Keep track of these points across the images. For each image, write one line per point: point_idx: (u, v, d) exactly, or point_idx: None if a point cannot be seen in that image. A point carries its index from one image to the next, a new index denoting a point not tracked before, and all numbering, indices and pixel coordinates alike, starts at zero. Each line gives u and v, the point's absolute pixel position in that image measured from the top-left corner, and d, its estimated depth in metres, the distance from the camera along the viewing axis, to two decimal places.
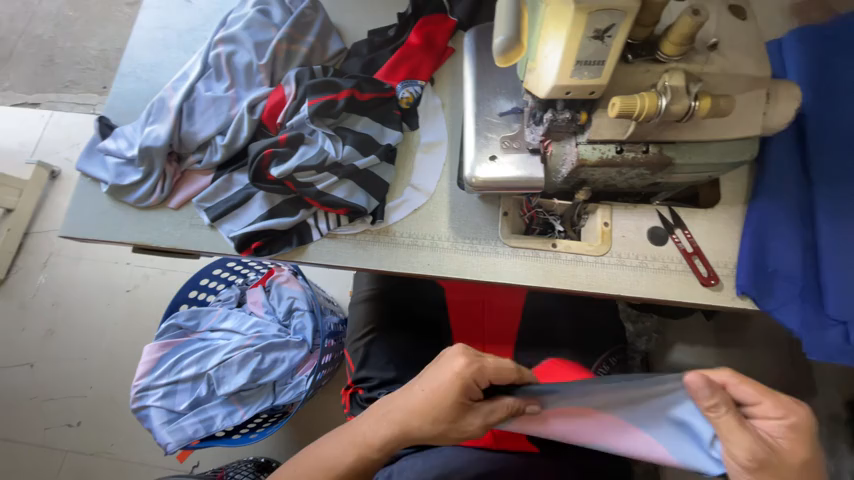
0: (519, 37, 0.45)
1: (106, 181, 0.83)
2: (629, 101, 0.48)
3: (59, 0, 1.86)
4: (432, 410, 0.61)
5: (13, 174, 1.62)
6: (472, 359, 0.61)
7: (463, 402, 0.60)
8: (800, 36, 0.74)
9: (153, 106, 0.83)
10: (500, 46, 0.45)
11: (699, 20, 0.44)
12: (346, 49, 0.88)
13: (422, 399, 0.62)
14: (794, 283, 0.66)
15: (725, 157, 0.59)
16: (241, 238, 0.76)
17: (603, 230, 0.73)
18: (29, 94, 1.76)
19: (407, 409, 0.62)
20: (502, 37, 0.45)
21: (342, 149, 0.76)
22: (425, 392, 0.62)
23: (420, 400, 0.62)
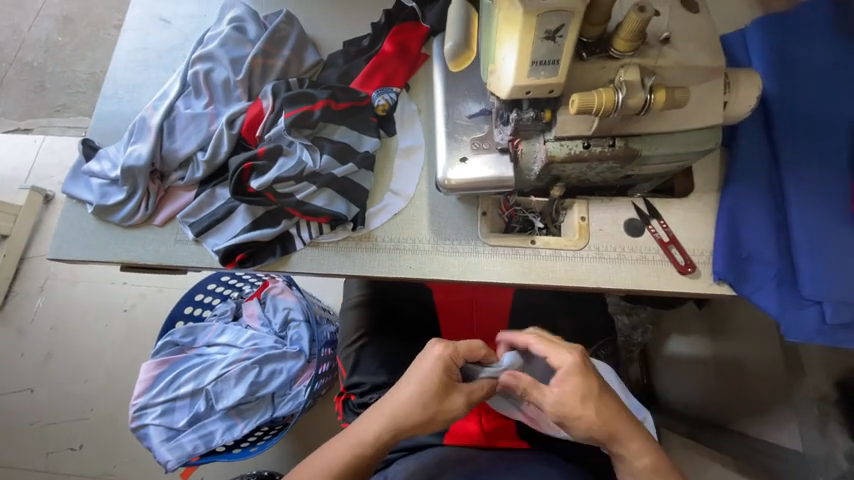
0: (468, 43, 0.51)
1: (92, 202, 0.84)
2: (586, 98, 0.49)
3: (47, 27, 1.89)
4: (421, 399, 0.64)
5: (7, 200, 1.63)
6: (449, 344, 0.67)
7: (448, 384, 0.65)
8: (762, 25, 0.76)
9: (134, 127, 0.85)
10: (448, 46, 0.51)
11: (645, 17, 0.46)
12: (321, 61, 0.90)
13: (410, 389, 0.65)
14: (769, 267, 0.68)
15: (690, 147, 0.60)
16: (225, 251, 0.77)
17: (581, 225, 0.74)
18: (21, 121, 1.78)
19: (397, 403, 0.65)
20: (453, 44, 0.51)
21: (319, 159, 0.77)
22: (412, 384, 0.65)
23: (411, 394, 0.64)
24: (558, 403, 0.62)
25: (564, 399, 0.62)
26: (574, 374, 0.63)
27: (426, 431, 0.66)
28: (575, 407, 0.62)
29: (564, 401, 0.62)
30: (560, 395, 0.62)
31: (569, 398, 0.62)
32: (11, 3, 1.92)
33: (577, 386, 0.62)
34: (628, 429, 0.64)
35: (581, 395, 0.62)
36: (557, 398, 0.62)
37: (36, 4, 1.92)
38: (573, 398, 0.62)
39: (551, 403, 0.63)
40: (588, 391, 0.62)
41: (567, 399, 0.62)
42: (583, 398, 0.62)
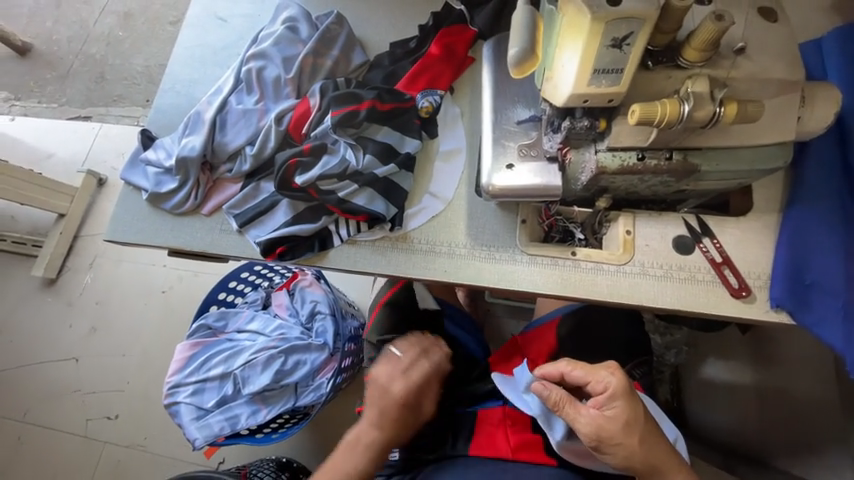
0: (533, 50, 0.47)
1: (147, 189, 0.89)
2: (649, 109, 0.47)
3: (110, 22, 2.03)
4: (389, 411, 0.72)
5: (66, 181, 1.76)
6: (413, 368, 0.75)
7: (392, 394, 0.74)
8: (841, 34, 0.70)
9: (189, 120, 0.89)
10: (515, 55, 0.46)
11: (723, 26, 0.43)
12: (368, 61, 0.91)
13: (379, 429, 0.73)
14: (836, 297, 0.63)
15: (756, 164, 0.57)
16: (267, 243, 0.80)
17: (625, 239, 0.71)
18: (82, 108, 1.91)
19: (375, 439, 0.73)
20: (516, 49, 0.47)
21: (362, 159, 0.78)
22: (384, 419, 0.73)
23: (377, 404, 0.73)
24: (595, 426, 0.63)
25: (601, 421, 0.63)
26: (613, 396, 0.64)
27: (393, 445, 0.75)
28: (614, 431, 0.63)
29: (600, 423, 0.63)
30: (596, 417, 0.64)
31: (606, 420, 0.63)
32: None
33: (620, 410, 0.63)
34: (666, 454, 0.64)
35: (619, 418, 0.63)
36: (594, 420, 0.63)
37: (102, 1, 2.06)
38: (611, 422, 0.63)
39: (588, 425, 0.63)
40: (625, 413, 0.63)
41: (605, 422, 0.63)
42: (623, 422, 0.63)
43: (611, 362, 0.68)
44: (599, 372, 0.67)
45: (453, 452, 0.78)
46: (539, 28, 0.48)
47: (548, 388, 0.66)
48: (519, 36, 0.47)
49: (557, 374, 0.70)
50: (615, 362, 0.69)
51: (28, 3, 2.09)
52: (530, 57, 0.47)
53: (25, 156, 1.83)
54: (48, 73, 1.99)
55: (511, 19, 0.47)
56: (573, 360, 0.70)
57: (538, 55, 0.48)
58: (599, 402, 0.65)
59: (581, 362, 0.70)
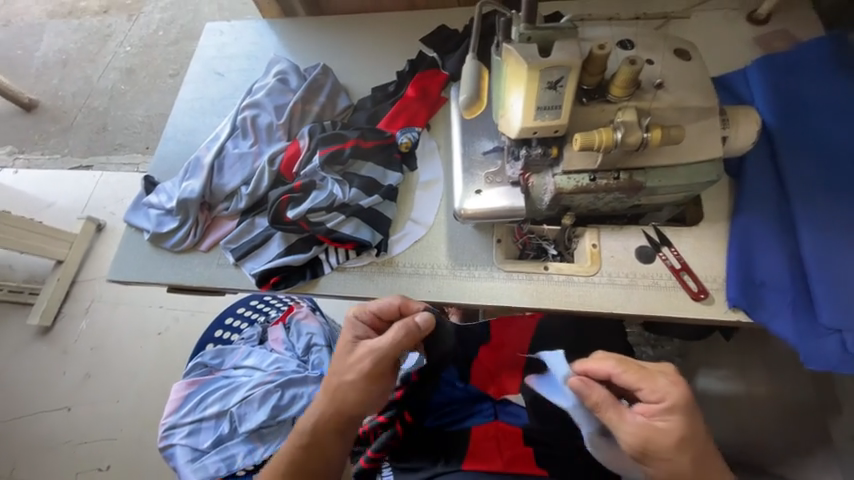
0: (479, 95, 0.57)
1: (148, 230, 0.96)
2: (588, 137, 0.55)
3: (114, 78, 2.18)
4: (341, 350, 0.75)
5: (66, 228, 1.82)
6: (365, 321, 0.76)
7: (355, 339, 0.74)
8: (758, 65, 0.81)
9: (189, 165, 0.97)
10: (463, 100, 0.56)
11: (636, 69, 0.53)
12: (351, 105, 1.01)
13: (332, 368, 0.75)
14: (784, 294, 0.68)
15: (694, 178, 0.64)
16: (262, 274, 0.85)
17: (593, 252, 0.78)
18: (84, 158, 2.02)
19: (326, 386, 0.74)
20: (465, 96, 0.57)
21: (348, 192, 0.86)
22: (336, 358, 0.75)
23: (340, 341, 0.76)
24: (642, 435, 0.62)
25: (650, 432, 0.62)
26: (669, 408, 0.62)
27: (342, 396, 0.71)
28: (663, 443, 0.62)
29: (648, 434, 0.62)
30: (645, 428, 0.62)
31: (656, 432, 0.62)
32: (86, 59, 2.23)
33: (677, 426, 0.62)
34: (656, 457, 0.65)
35: (673, 433, 0.62)
36: (641, 429, 0.62)
37: (106, 59, 2.22)
38: (660, 436, 0.62)
39: (634, 433, 0.62)
40: (679, 430, 0.62)
41: (652, 434, 0.62)
42: (675, 438, 0.62)
43: (668, 369, 0.66)
44: (657, 381, 0.64)
45: (443, 469, 0.79)
46: (485, 79, 0.57)
47: (591, 387, 0.65)
48: (467, 85, 0.56)
49: (604, 374, 0.68)
50: (673, 368, 0.67)
51: (35, 64, 2.25)
52: (475, 101, 0.56)
53: (27, 206, 1.90)
54: (52, 127, 2.11)
55: (462, 70, 0.58)
56: (624, 361, 0.67)
57: (483, 101, 0.58)
58: (650, 411, 0.63)
59: (633, 365, 0.67)
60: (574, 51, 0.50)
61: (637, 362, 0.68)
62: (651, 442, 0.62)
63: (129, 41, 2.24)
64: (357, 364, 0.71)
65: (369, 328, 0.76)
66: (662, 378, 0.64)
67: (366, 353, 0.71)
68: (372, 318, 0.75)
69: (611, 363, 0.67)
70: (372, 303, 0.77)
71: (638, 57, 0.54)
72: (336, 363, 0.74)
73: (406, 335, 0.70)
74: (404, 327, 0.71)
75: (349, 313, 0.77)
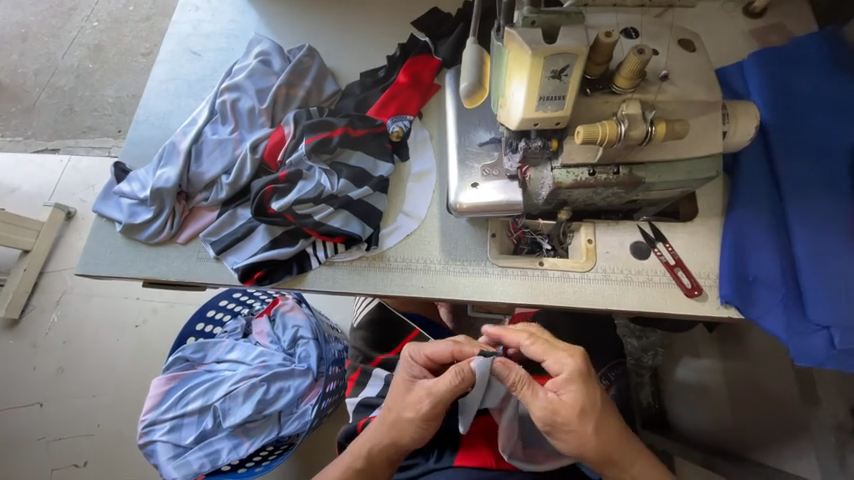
0: (481, 83, 0.53)
1: (121, 221, 0.89)
2: (591, 130, 0.53)
3: (80, 55, 2.03)
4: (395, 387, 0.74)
5: (31, 216, 1.70)
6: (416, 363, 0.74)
7: (411, 378, 0.73)
8: (756, 59, 0.80)
9: (164, 151, 0.90)
10: (465, 85, 0.53)
11: (645, 58, 0.50)
12: (339, 90, 0.95)
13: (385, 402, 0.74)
14: (775, 291, 0.69)
15: (693, 174, 0.63)
16: (244, 269, 0.81)
17: (588, 247, 0.77)
18: (49, 141, 1.88)
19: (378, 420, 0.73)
20: (465, 84, 0.53)
21: (337, 183, 0.82)
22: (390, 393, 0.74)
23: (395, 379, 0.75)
24: (551, 408, 0.63)
25: (557, 404, 0.63)
26: (569, 379, 0.63)
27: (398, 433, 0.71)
28: (569, 415, 0.63)
29: (555, 408, 0.63)
30: (552, 401, 0.63)
31: (562, 405, 0.63)
32: (48, 33, 2.07)
33: (578, 396, 0.63)
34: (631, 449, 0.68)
35: (574, 404, 0.63)
36: (549, 404, 0.63)
37: (71, 34, 2.06)
38: (566, 407, 0.63)
39: (543, 407, 0.63)
40: (582, 399, 0.63)
41: (560, 405, 0.63)
42: (577, 407, 0.63)
43: (575, 347, 0.67)
44: (560, 355, 0.65)
45: (438, 465, 0.74)
46: (486, 65, 0.54)
47: (509, 367, 0.64)
48: (470, 70, 0.53)
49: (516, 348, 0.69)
50: (580, 348, 0.67)
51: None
52: (479, 87, 0.53)
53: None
54: (12, 106, 1.95)
55: (462, 55, 0.54)
56: (535, 336, 0.68)
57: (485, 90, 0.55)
58: (556, 385, 0.64)
59: (542, 338, 0.68)
60: (581, 38, 0.47)
61: (549, 337, 0.69)
62: (556, 416, 0.63)
63: (96, 15, 2.08)
64: (415, 404, 0.69)
65: (425, 368, 0.73)
66: (565, 355, 0.65)
67: (422, 393, 0.69)
68: (428, 360, 0.73)
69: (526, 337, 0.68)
70: (428, 344, 0.74)
71: (645, 46, 0.52)
72: (390, 398, 0.74)
73: (462, 381, 0.65)
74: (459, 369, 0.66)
75: (404, 352, 0.75)
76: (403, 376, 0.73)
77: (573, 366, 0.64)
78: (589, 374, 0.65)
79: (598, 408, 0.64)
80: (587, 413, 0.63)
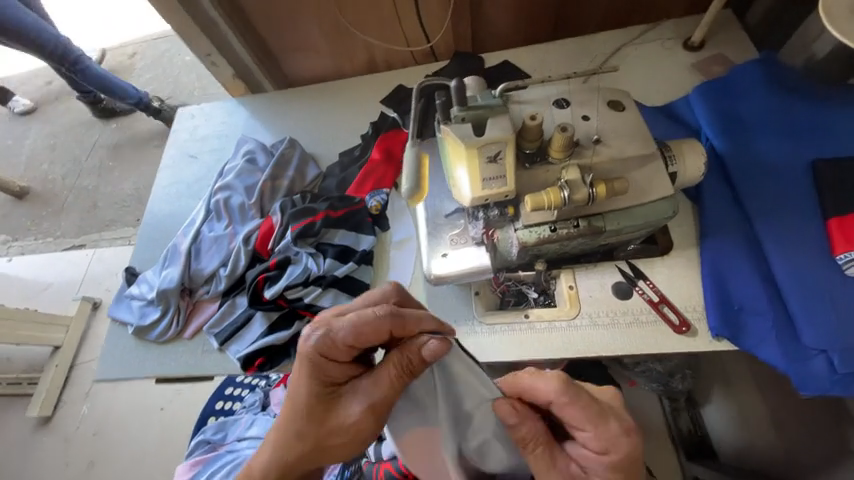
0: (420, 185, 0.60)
1: (132, 323, 0.97)
2: (537, 199, 0.57)
3: (101, 155, 2.24)
4: (314, 376, 0.59)
5: (61, 311, 1.81)
6: (337, 345, 0.58)
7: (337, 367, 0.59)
8: (701, 91, 0.84)
9: (168, 253, 0.98)
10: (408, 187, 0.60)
11: (569, 135, 0.55)
12: (321, 173, 1.04)
13: (301, 391, 0.60)
14: (763, 317, 0.68)
15: (650, 217, 0.65)
16: (245, 357, 0.85)
17: (570, 294, 0.78)
18: (76, 238, 2.05)
19: (300, 419, 0.60)
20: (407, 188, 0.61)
21: (322, 264, 0.85)
22: (308, 384, 0.60)
23: (309, 377, 0.59)
24: None
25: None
26: (611, 464, 0.54)
27: (335, 431, 0.60)
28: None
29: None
30: (573, 477, 0.57)
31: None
32: (74, 141, 2.30)
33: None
34: None
35: None
36: (567, 477, 0.57)
37: (93, 138, 2.29)
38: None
39: (559, 475, 0.57)
40: (606, 477, 0.56)
41: None
42: None
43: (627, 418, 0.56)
44: (607, 432, 0.54)
45: None
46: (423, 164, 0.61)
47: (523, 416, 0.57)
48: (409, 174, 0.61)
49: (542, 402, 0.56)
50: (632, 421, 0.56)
51: (25, 153, 2.32)
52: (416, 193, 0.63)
53: (23, 293, 1.91)
54: (43, 211, 2.15)
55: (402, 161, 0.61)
56: (569, 383, 0.55)
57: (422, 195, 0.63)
58: (588, 458, 0.56)
59: (585, 402, 0.54)
60: (507, 127, 0.52)
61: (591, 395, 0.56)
62: None
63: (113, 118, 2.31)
64: (359, 395, 0.59)
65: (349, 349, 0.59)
66: (616, 436, 0.54)
67: (367, 390, 0.59)
68: (355, 342, 0.58)
69: (557, 379, 0.55)
70: (347, 327, 0.57)
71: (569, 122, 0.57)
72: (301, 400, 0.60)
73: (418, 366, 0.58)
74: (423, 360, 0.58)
75: (319, 343, 0.58)
76: (325, 364, 0.59)
77: (620, 456, 0.54)
78: (635, 457, 0.55)
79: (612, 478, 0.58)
80: None
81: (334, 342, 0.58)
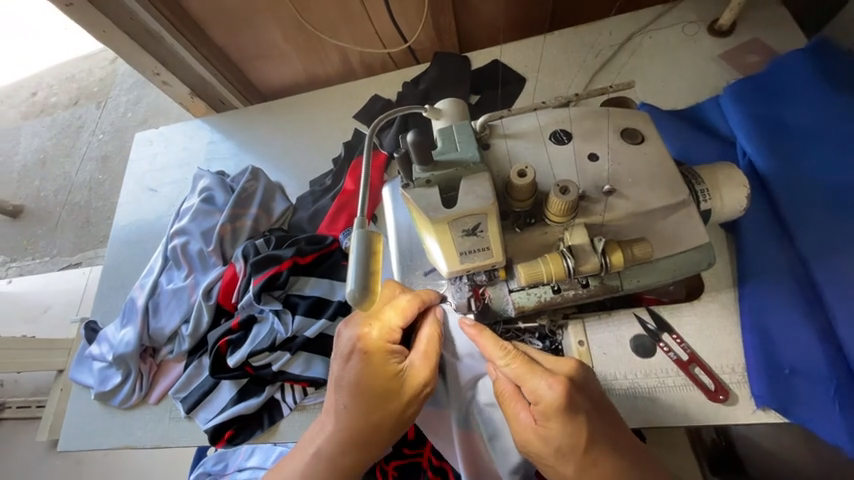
0: (372, 286, 0.39)
1: (93, 387, 0.87)
2: (533, 270, 0.44)
3: (90, 167, 1.94)
4: (356, 382, 0.53)
5: (56, 336, 1.53)
6: (370, 344, 0.54)
7: (375, 365, 0.54)
8: (735, 92, 0.68)
9: (125, 309, 0.88)
10: (358, 293, 0.37)
11: (571, 199, 0.42)
12: (291, 205, 0.92)
13: (343, 402, 0.54)
14: (822, 384, 0.55)
15: (678, 273, 0.50)
16: (213, 430, 0.74)
17: (579, 352, 0.64)
18: (73, 256, 1.81)
19: (347, 433, 0.54)
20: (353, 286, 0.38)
21: (291, 323, 0.75)
22: (348, 394, 0.54)
23: (348, 381, 0.54)
24: (524, 436, 0.52)
25: (530, 434, 0.51)
26: (547, 413, 0.49)
27: (388, 431, 0.54)
28: (545, 448, 0.50)
29: (529, 438, 0.51)
30: (527, 430, 0.51)
31: (537, 436, 0.51)
32: (61, 153, 1.98)
33: (554, 428, 0.49)
34: None
35: (551, 440, 0.50)
36: (523, 432, 0.52)
37: (81, 150, 1.97)
38: (543, 440, 0.50)
39: (518, 432, 0.52)
40: (562, 438, 0.49)
41: (533, 438, 0.51)
42: (553, 444, 0.50)
43: (568, 365, 0.51)
44: (540, 385, 0.49)
45: None
46: (379, 253, 0.40)
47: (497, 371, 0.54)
48: (356, 272, 0.38)
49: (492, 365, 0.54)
50: (574, 362, 0.51)
51: None
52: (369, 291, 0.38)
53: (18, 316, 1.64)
54: (38, 229, 1.87)
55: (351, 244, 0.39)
56: (514, 353, 0.52)
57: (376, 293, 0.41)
58: (533, 412, 0.51)
59: (525, 358, 0.51)
60: (488, 193, 0.41)
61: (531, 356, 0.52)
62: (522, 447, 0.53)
63: (100, 128, 1.99)
64: (406, 387, 0.54)
65: (380, 344, 0.55)
66: (547, 389, 0.49)
67: (415, 381, 0.54)
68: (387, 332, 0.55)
69: (505, 347, 0.52)
70: (378, 318, 0.55)
71: (570, 176, 0.44)
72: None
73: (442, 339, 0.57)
74: (427, 351, 0.56)
75: (355, 343, 0.54)
76: (361, 366, 0.53)
77: (554, 399, 0.48)
78: (579, 405, 0.48)
79: (588, 459, 0.50)
80: (565, 455, 0.50)
81: (365, 341, 0.54)
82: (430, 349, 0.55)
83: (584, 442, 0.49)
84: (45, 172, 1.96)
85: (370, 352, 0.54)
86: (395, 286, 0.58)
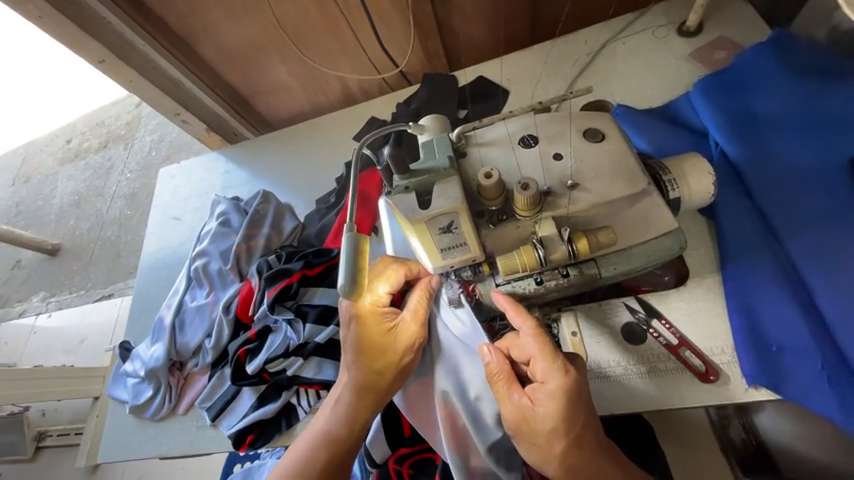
0: (360, 280, 0.45)
1: (128, 402, 0.94)
2: (509, 262, 0.49)
3: (119, 204, 2.10)
4: (357, 339, 0.62)
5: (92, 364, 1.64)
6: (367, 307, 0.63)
7: (373, 323, 0.63)
8: (703, 87, 0.72)
9: (155, 327, 0.96)
10: (348, 286, 0.43)
11: (531, 193, 0.48)
12: (299, 223, 0.99)
13: (349, 358, 0.62)
14: (810, 359, 0.56)
15: (653, 258, 0.54)
16: (236, 435, 0.80)
17: (573, 343, 0.66)
18: (105, 288, 1.92)
19: (354, 383, 0.62)
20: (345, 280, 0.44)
21: (302, 330, 0.80)
22: (352, 349, 0.62)
23: (350, 339, 0.62)
24: (517, 415, 0.54)
25: (527, 413, 0.54)
26: (550, 394, 0.52)
27: (390, 378, 0.62)
28: (539, 429, 0.53)
29: (522, 418, 0.54)
30: (522, 409, 0.54)
31: (533, 416, 0.53)
32: (93, 194, 2.15)
33: (552, 410, 0.52)
34: None
35: (545, 420, 0.52)
36: (518, 411, 0.54)
37: (110, 189, 2.14)
38: (536, 419, 0.53)
39: (509, 410, 0.55)
40: (556, 420, 0.52)
41: (527, 416, 0.54)
42: (548, 425, 0.52)
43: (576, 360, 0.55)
44: (553, 367, 0.52)
45: None
46: (366, 250, 0.46)
47: (492, 354, 0.57)
48: (345, 270, 0.44)
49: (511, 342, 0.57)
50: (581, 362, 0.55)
51: (21, 212, 2.20)
52: (357, 284, 0.44)
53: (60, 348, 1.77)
54: (74, 265, 2.02)
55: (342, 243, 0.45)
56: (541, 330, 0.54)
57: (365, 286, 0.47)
58: (535, 392, 0.54)
59: (546, 339, 0.54)
60: (457, 194, 0.47)
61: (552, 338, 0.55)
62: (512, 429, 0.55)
63: (127, 168, 2.15)
64: (402, 340, 0.63)
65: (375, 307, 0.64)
66: (556, 373, 0.52)
67: (408, 334, 0.63)
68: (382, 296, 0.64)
69: (531, 325, 0.54)
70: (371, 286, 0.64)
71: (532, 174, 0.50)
72: (335, 430, 0.62)
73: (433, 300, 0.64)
74: (419, 309, 0.63)
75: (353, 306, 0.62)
76: (360, 326, 0.62)
77: (558, 382, 0.52)
78: (580, 391, 0.52)
79: (575, 444, 0.52)
80: (553, 438, 0.52)
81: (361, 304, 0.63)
82: (421, 307, 0.63)
83: (575, 428, 0.52)
84: (79, 211, 2.12)
85: (368, 315, 0.63)
86: (387, 260, 0.65)
